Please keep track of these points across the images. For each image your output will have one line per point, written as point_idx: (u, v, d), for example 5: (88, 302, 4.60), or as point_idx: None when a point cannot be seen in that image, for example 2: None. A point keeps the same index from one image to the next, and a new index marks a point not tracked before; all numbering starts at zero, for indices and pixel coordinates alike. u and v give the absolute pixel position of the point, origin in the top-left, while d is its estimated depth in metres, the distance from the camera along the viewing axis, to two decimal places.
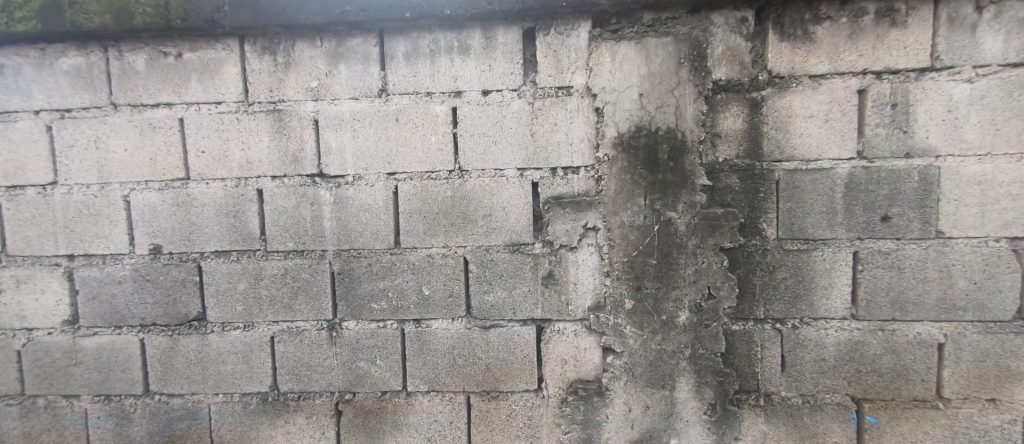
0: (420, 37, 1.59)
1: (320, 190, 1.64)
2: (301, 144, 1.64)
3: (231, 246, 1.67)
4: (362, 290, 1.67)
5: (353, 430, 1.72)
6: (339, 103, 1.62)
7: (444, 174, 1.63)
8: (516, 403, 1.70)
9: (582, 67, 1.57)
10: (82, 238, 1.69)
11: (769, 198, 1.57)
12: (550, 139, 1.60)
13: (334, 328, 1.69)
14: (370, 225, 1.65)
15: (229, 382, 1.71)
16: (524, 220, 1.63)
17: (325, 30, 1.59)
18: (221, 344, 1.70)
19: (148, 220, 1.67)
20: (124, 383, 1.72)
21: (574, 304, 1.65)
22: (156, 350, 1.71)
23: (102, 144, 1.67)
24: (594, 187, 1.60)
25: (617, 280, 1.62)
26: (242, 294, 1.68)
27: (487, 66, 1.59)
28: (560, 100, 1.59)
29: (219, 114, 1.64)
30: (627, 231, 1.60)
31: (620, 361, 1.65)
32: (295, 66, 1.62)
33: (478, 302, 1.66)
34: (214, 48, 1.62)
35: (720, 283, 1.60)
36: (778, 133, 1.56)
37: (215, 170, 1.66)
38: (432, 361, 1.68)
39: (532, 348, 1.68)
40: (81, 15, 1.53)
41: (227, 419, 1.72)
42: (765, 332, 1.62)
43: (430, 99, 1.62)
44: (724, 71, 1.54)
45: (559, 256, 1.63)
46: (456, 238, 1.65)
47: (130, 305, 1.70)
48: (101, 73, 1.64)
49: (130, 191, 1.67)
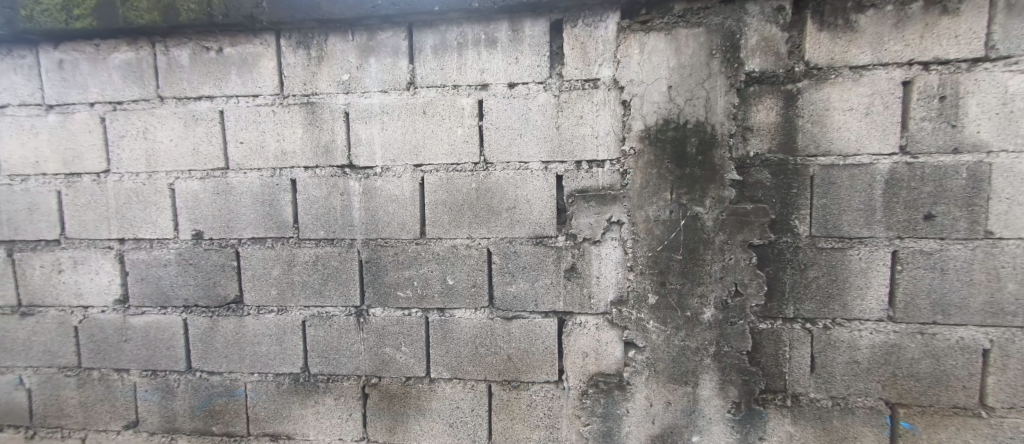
0: (448, 30, 1.61)
1: (350, 180, 1.69)
2: (332, 136, 1.69)
3: (267, 233, 1.75)
4: (389, 277, 1.72)
5: (378, 413, 1.77)
6: (369, 96, 1.66)
7: (469, 166, 1.65)
8: (537, 394, 1.71)
9: (610, 59, 1.56)
10: (132, 222, 1.80)
11: (804, 194, 1.52)
12: (576, 132, 1.60)
13: (362, 314, 1.74)
14: (397, 215, 1.69)
15: (264, 362, 1.79)
16: (548, 212, 1.63)
17: (356, 24, 1.62)
18: (257, 326, 1.78)
19: (191, 207, 1.77)
20: (169, 359, 1.83)
21: (597, 297, 1.65)
22: (197, 330, 1.81)
23: (150, 134, 1.76)
24: (619, 181, 1.59)
25: (641, 275, 1.61)
26: (277, 279, 1.76)
27: (514, 59, 1.60)
28: (586, 92, 1.58)
29: (256, 107, 1.71)
30: (652, 226, 1.58)
31: (642, 356, 1.64)
32: (328, 60, 1.66)
33: (500, 293, 1.68)
34: (252, 43, 1.68)
35: (748, 280, 1.56)
36: (813, 126, 1.50)
37: (251, 161, 1.73)
38: (455, 349, 1.72)
39: (554, 340, 1.68)
40: (132, 12, 1.62)
41: (261, 397, 1.81)
42: (794, 331, 1.58)
43: (457, 92, 1.63)
44: (758, 63, 1.50)
45: (582, 250, 1.63)
46: (480, 229, 1.67)
47: (174, 287, 1.80)
48: (149, 68, 1.73)
49: (175, 180, 1.76)
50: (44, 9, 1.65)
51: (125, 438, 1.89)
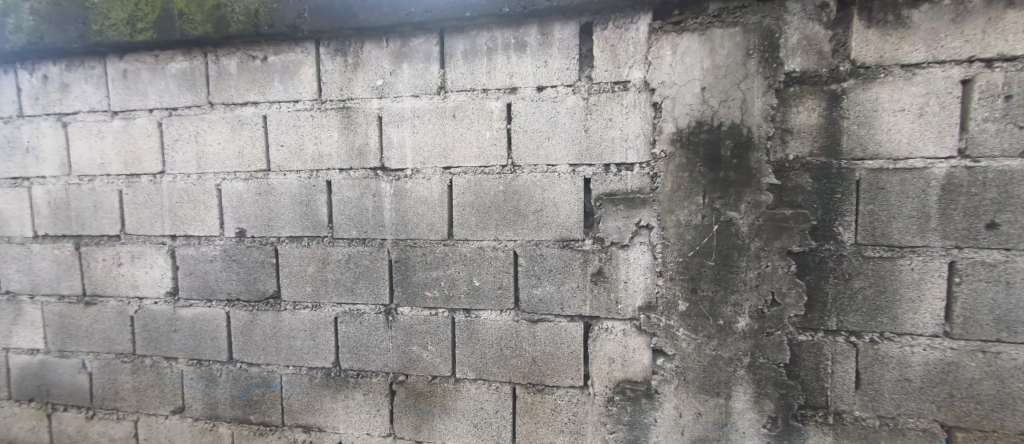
0: (479, 35, 1.64)
1: (382, 182, 1.75)
2: (365, 139, 1.75)
3: (304, 233, 1.83)
4: (417, 277, 1.76)
5: (405, 410, 1.81)
6: (402, 100, 1.71)
7: (497, 169, 1.67)
8: (562, 398, 1.70)
9: (641, 61, 1.54)
10: (183, 220, 1.92)
11: (848, 199, 1.44)
12: (605, 135, 1.58)
13: (391, 312, 1.79)
14: (426, 216, 1.73)
15: (299, 356, 1.87)
16: (575, 215, 1.62)
17: (391, 31, 1.68)
18: (293, 321, 1.86)
19: (235, 207, 1.87)
20: (213, 350, 1.95)
21: (624, 302, 1.62)
22: (239, 323, 1.91)
23: (201, 138, 1.88)
24: (649, 184, 1.56)
25: (670, 281, 1.57)
26: (312, 276, 1.83)
27: (543, 63, 1.61)
28: (616, 95, 1.56)
29: (296, 112, 1.79)
30: (683, 230, 1.54)
31: (672, 364, 1.60)
32: (363, 66, 1.73)
33: (526, 295, 1.68)
34: (294, 51, 1.77)
35: (786, 289, 1.49)
36: (860, 128, 1.42)
37: (291, 163, 1.81)
38: (481, 349, 1.73)
39: (580, 344, 1.67)
40: (188, 25, 1.75)
41: (295, 390, 1.88)
42: (837, 344, 1.49)
43: (486, 96, 1.66)
44: (798, 62, 1.44)
45: (610, 254, 1.61)
46: (507, 231, 1.68)
47: (219, 281, 1.91)
48: (201, 76, 1.85)
49: (222, 181, 1.87)
50: (113, 24, 1.80)
51: (172, 422, 2.02)
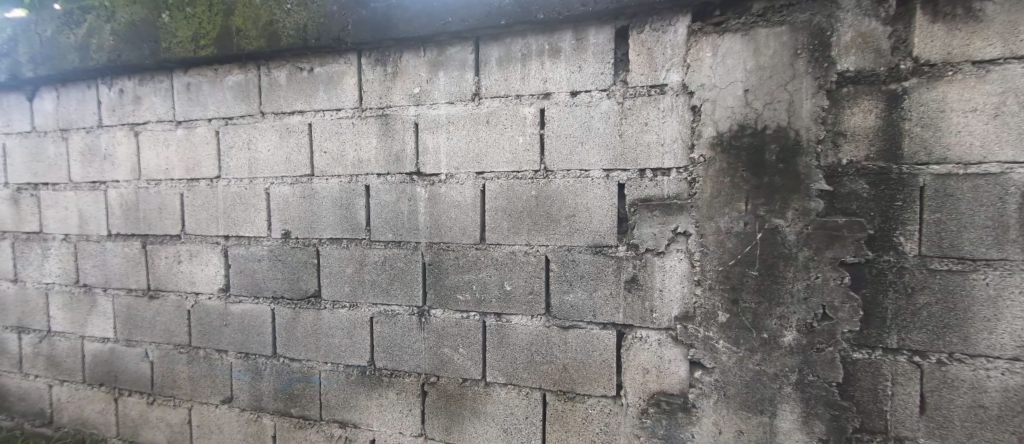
0: (513, 42, 1.66)
1: (417, 187, 1.80)
2: (402, 145, 1.80)
3: (343, 235, 1.91)
4: (450, 281, 1.79)
5: (436, 410, 1.84)
6: (437, 107, 1.76)
7: (529, 174, 1.68)
8: (593, 407, 1.67)
9: (679, 64, 1.51)
10: (235, 222, 2.06)
11: (911, 207, 1.32)
12: (640, 140, 1.55)
13: (424, 314, 1.83)
14: (459, 221, 1.76)
15: (337, 353, 1.94)
16: (608, 221, 1.60)
17: (428, 41, 1.74)
18: (332, 320, 1.94)
19: (282, 210, 1.98)
20: (259, 344, 2.06)
21: (660, 312, 1.57)
22: (282, 319, 2.01)
23: (252, 145, 2.01)
24: (686, 190, 1.51)
25: (709, 290, 1.51)
26: (350, 276, 1.90)
27: (578, 67, 1.60)
28: (652, 98, 1.53)
29: (339, 120, 1.88)
30: (723, 238, 1.48)
31: (711, 378, 1.53)
32: (402, 75, 1.79)
33: (558, 301, 1.67)
34: (339, 62, 1.86)
35: (839, 302, 1.39)
36: (924, 130, 1.30)
37: (333, 168, 1.90)
38: (511, 354, 1.73)
39: (612, 353, 1.63)
40: (244, 41, 1.88)
41: (333, 386, 1.96)
42: (898, 364, 1.36)
43: (519, 101, 1.67)
44: (853, 61, 1.35)
45: (645, 261, 1.57)
46: (539, 236, 1.67)
47: (266, 279, 2.03)
48: (255, 88, 1.99)
49: (270, 186, 1.99)
50: (180, 41, 1.97)
51: (221, 411, 2.15)
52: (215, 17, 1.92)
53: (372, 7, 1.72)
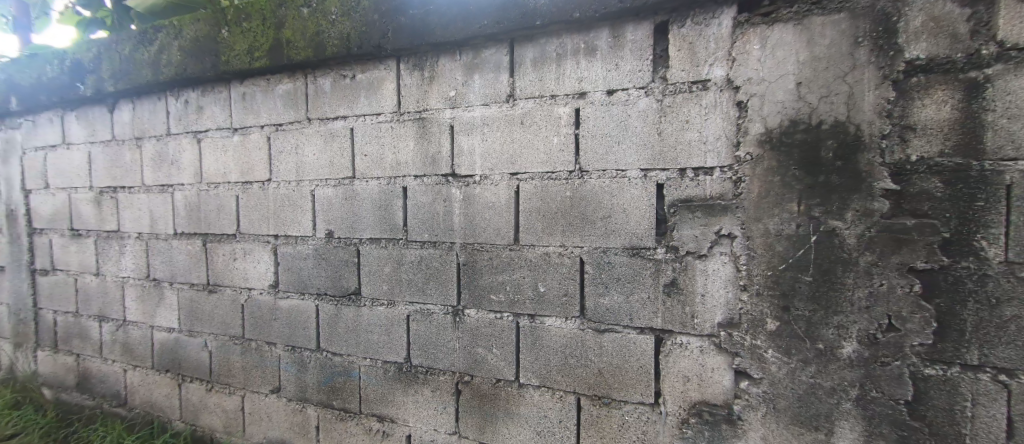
0: (548, 42, 1.66)
1: (452, 188, 1.83)
2: (438, 148, 1.84)
3: (382, 235, 1.97)
4: (484, 281, 1.80)
5: (470, 410, 1.85)
6: (472, 109, 1.78)
7: (564, 175, 1.66)
8: (629, 414, 1.62)
9: (723, 58, 1.44)
10: (284, 222, 2.19)
11: (995, 208, 1.17)
12: (680, 138, 1.50)
13: (458, 314, 1.85)
14: (493, 222, 1.77)
15: (376, 350, 2.01)
16: (646, 223, 1.55)
17: (464, 45, 1.77)
18: (371, 317, 2.01)
19: (326, 211, 2.08)
20: (304, 339, 2.17)
21: (701, 318, 1.50)
22: (326, 315, 2.11)
23: (300, 150, 2.13)
24: (731, 190, 1.44)
25: (757, 297, 1.43)
26: (388, 275, 1.97)
27: (614, 65, 1.57)
28: (694, 95, 1.47)
29: (378, 124, 1.95)
30: (772, 241, 1.40)
31: (758, 390, 1.44)
32: (438, 79, 1.83)
33: (593, 304, 1.64)
34: (379, 68, 1.93)
35: (907, 313, 1.26)
36: (1012, 122, 1.15)
37: (373, 171, 1.98)
38: (545, 356, 1.71)
39: (650, 359, 1.57)
40: (293, 51, 2.00)
41: (372, 381, 2.03)
42: (979, 384, 1.20)
43: (554, 102, 1.66)
44: (923, 48, 1.22)
45: (685, 264, 1.51)
46: (574, 237, 1.65)
47: (311, 277, 2.13)
48: (302, 95, 2.11)
49: (316, 188, 2.10)
50: (237, 54, 2.13)
51: (271, 400, 2.28)
52: (268, 31, 2.06)
53: (411, 14, 1.78)
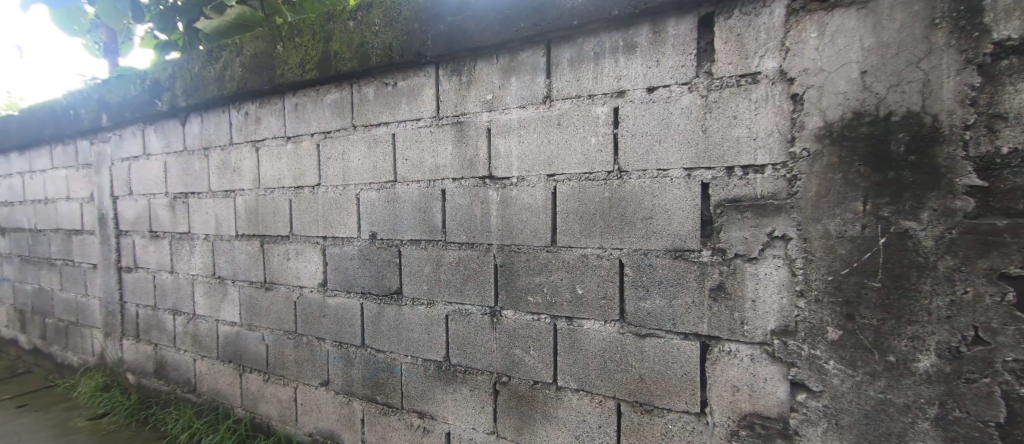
0: (585, 42, 1.64)
1: (489, 190, 1.85)
2: (475, 150, 1.87)
3: (422, 237, 2.03)
4: (521, 282, 1.80)
5: (508, 411, 1.86)
6: (509, 112, 1.80)
7: (602, 175, 1.63)
8: (673, 423, 1.55)
9: (775, 49, 1.35)
10: (333, 224, 2.31)
11: None
12: (727, 135, 1.42)
13: (496, 315, 1.86)
14: (530, 223, 1.77)
15: (417, 347, 2.07)
16: (690, 224, 1.48)
17: (500, 48, 1.78)
18: (412, 316, 2.07)
19: (370, 213, 2.18)
20: (351, 335, 2.28)
21: (752, 324, 1.41)
22: (370, 314, 2.20)
23: (347, 155, 2.24)
24: (785, 189, 1.34)
25: (815, 303, 1.33)
26: (427, 275, 2.02)
27: (655, 62, 1.52)
28: (743, 89, 1.39)
29: (418, 129, 2.02)
30: (833, 243, 1.29)
31: (817, 404, 1.33)
32: (476, 83, 1.87)
33: (633, 308, 1.59)
34: (419, 75, 2.00)
35: (999, 325, 1.11)
36: None
37: (414, 174, 2.04)
38: (583, 359, 1.69)
39: (694, 367, 1.50)
40: (340, 62, 2.12)
41: (413, 378, 2.09)
42: None
43: (592, 102, 1.64)
44: (1017, 25, 1.07)
45: (734, 267, 1.43)
46: (613, 239, 1.62)
47: (357, 276, 2.24)
48: (348, 104, 2.22)
49: (361, 191, 2.20)
50: (291, 68, 2.28)
51: (320, 393, 2.41)
52: (318, 45, 2.19)
53: (449, 21, 1.83)
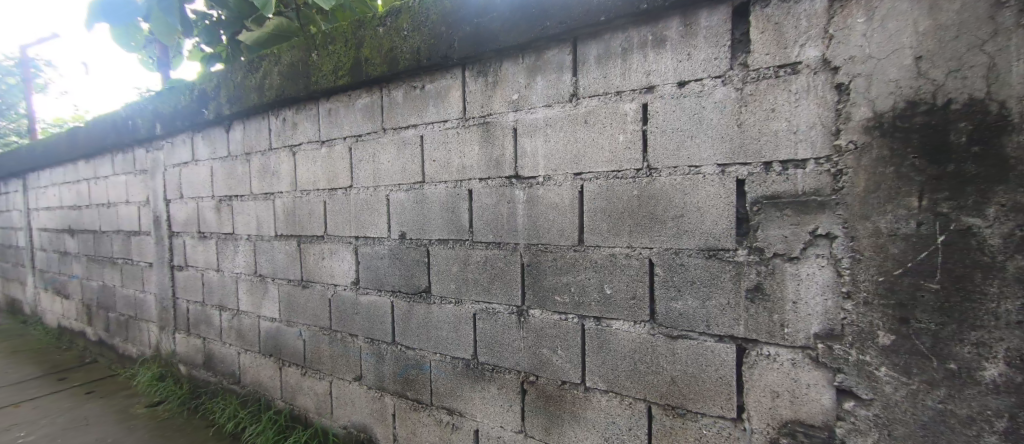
0: (612, 38, 1.61)
1: (516, 189, 1.85)
2: (502, 150, 1.88)
3: (450, 236, 2.06)
4: (548, 282, 1.79)
5: (536, 410, 1.85)
6: (535, 111, 1.79)
7: (631, 173, 1.59)
8: (707, 428, 1.49)
9: (817, 37, 1.28)
10: (364, 224, 2.38)
11: None
12: (765, 129, 1.36)
13: (523, 314, 1.86)
14: (557, 222, 1.76)
15: (445, 345, 2.10)
16: (724, 222, 1.43)
17: (526, 47, 1.79)
18: (441, 315, 2.11)
19: (400, 214, 2.23)
20: (382, 332, 2.34)
21: (793, 327, 1.34)
22: (401, 312, 2.25)
23: (377, 157, 2.30)
24: (829, 184, 1.27)
25: (864, 306, 1.24)
26: (455, 274, 2.05)
27: (686, 55, 1.48)
28: (782, 80, 1.32)
29: (446, 130, 2.05)
30: (884, 242, 1.21)
31: (867, 412, 1.25)
32: (502, 83, 1.87)
33: (664, 309, 1.55)
34: (446, 77, 2.03)
35: None
36: None
37: (441, 175, 2.07)
38: (612, 360, 1.66)
39: (730, 370, 1.44)
40: (371, 67, 2.19)
41: (442, 375, 2.12)
42: None
43: (619, 98, 1.61)
44: None
45: (772, 267, 1.36)
46: (642, 238, 1.58)
47: (387, 275, 2.30)
48: (378, 108, 2.28)
49: (391, 192, 2.26)
50: (326, 74, 2.38)
51: (354, 387, 2.49)
52: (350, 51, 2.27)
53: (476, 23, 1.85)
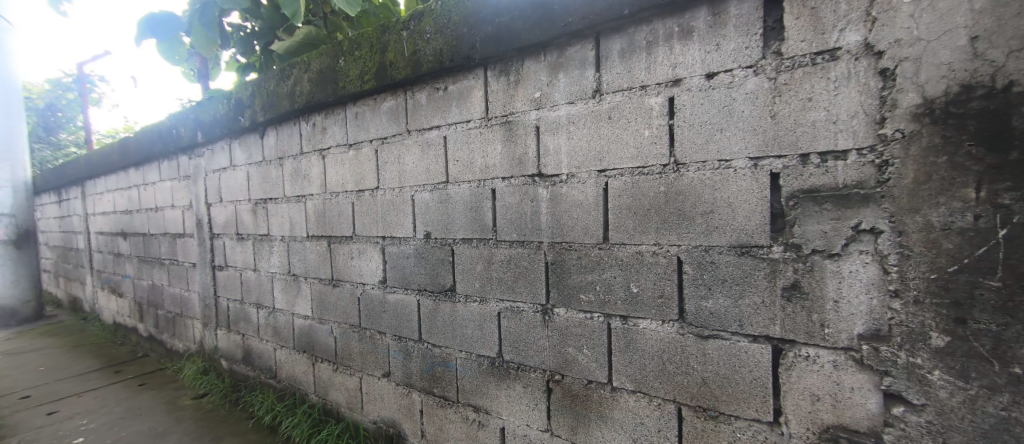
0: (636, 31, 1.58)
1: (539, 188, 1.84)
2: (524, 149, 1.88)
3: (474, 235, 2.08)
4: (572, 280, 1.77)
5: (562, 409, 1.84)
6: (557, 109, 1.78)
7: (657, 169, 1.55)
8: (741, 431, 1.44)
9: (858, 20, 1.20)
10: (391, 225, 2.43)
11: None
12: (801, 120, 1.29)
13: (547, 313, 1.85)
14: (581, 220, 1.74)
15: (471, 343, 2.12)
16: (758, 218, 1.37)
17: (548, 45, 1.77)
18: (466, 313, 2.12)
19: (425, 213, 2.27)
20: (409, 330, 2.38)
21: (834, 328, 1.27)
22: (427, 310, 2.29)
23: (403, 159, 2.35)
24: (873, 176, 1.19)
25: (915, 305, 1.16)
26: (479, 273, 2.06)
27: (715, 46, 1.42)
28: (819, 68, 1.26)
29: (469, 130, 2.06)
30: (937, 236, 1.12)
31: (919, 419, 1.17)
32: (524, 82, 1.87)
33: (694, 308, 1.50)
34: (469, 78, 2.04)
35: None
36: None
37: (465, 175, 2.09)
38: (640, 360, 1.62)
39: (765, 372, 1.38)
40: (396, 71, 2.23)
41: (468, 373, 2.14)
42: None
43: (644, 93, 1.57)
44: None
45: (811, 265, 1.29)
46: (669, 235, 1.54)
47: (414, 274, 2.34)
48: (403, 110, 2.33)
49: (417, 193, 2.30)
50: (353, 79, 2.45)
51: (383, 384, 2.55)
52: (375, 56, 2.33)
53: (498, 23, 1.86)
